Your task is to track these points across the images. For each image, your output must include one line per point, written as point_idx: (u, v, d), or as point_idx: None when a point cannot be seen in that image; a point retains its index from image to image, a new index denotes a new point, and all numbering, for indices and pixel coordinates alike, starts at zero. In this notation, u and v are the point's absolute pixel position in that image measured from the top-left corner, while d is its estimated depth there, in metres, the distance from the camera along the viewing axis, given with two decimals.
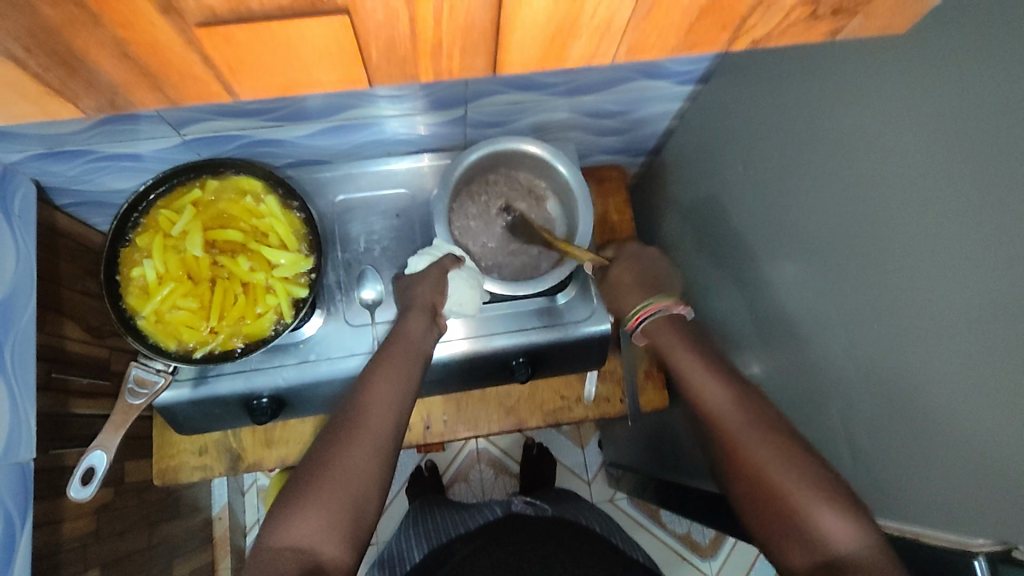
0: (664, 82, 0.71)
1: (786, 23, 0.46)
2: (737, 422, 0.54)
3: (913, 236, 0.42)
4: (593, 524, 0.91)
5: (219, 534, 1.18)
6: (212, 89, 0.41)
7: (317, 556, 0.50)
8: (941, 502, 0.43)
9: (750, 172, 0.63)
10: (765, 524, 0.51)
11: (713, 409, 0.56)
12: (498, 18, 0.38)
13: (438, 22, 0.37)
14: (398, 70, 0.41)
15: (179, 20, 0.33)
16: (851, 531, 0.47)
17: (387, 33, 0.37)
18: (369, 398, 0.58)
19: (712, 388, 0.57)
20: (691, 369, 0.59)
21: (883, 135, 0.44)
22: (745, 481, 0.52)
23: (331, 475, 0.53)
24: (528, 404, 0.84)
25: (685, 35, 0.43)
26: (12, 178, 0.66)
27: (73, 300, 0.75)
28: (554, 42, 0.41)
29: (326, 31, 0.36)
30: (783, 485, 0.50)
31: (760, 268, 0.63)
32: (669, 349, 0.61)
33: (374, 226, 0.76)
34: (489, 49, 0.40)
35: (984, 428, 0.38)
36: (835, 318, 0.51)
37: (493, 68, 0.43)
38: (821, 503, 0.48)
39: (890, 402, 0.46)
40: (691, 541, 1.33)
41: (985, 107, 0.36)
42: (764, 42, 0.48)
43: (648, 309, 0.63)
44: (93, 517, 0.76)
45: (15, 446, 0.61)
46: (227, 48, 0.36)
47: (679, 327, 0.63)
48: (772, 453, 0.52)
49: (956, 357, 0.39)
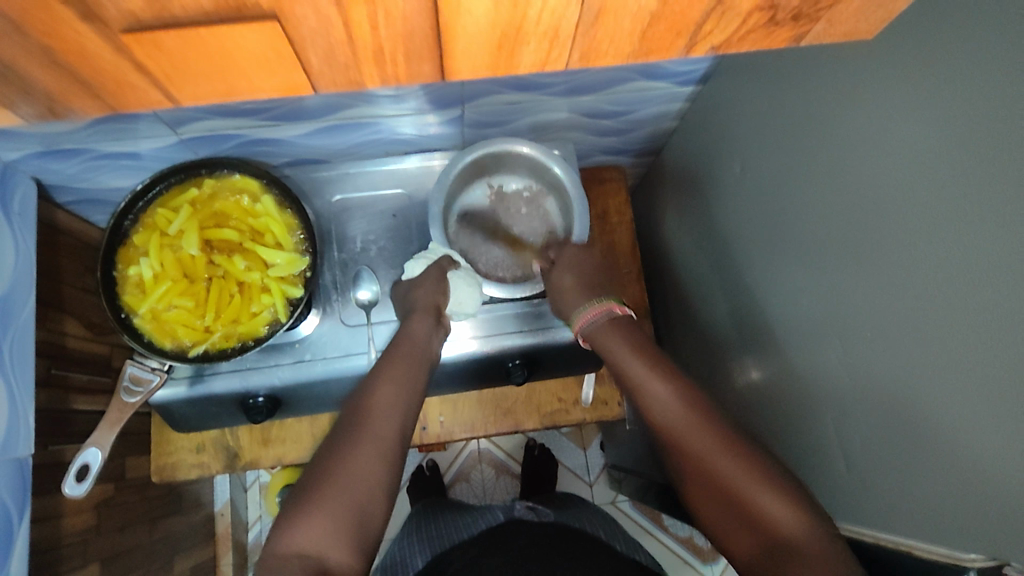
0: (665, 82, 0.70)
1: (744, 29, 0.39)
2: (672, 412, 0.55)
3: (915, 241, 0.41)
4: (597, 531, 0.91)
5: (221, 530, 1.19)
6: (151, 97, 0.37)
7: (323, 560, 0.49)
8: (934, 511, 0.42)
9: (749, 175, 0.62)
10: (717, 519, 0.52)
11: (656, 409, 0.56)
12: (437, 25, 0.34)
13: (375, 27, 0.33)
14: (341, 77, 0.38)
15: (103, 27, 0.30)
16: (794, 515, 0.48)
17: (321, 40, 0.34)
18: (374, 402, 0.58)
19: (652, 382, 0.58)
20: (626, 358, 0.60)
21: (887, 137, 0.43)
22: (684, 469, 0.54)
23: (338, 479, 0.53)
24: (526, 406, 0.83)
25: (640, 42, 0.38)
26: (12, 176, 0.66)
27: (74, 296, 0.76)
28: (502, 50, 0.37)
29: (260, 39, 0.33)
30: (720, 475, 0.51)
31: (759, 273, 0.62)
32: (606, 339, 0.62)
33: (371, 226, 0.76)
34: (434, 56, 0.37)
35: (980, 438, 0.37)
36: (834, 324, 0.50)
37: (443, 75, 0.39)
38: (763, 489, 0.49)
39: (889, 412, 0.45)
40: (693, 544, 1.31)
41: (986, 103, 0.35)
42: (722, 50, 0.41)
43: (586, 314, 0.64)
44: (93, 513, 0.77)
45: (14, 442, 0.62)
46: (161, 56, 0.33)
47: (624, 323, 0.63)
48: (713, 444, 0.53)
49: (958, 365, 0.38)
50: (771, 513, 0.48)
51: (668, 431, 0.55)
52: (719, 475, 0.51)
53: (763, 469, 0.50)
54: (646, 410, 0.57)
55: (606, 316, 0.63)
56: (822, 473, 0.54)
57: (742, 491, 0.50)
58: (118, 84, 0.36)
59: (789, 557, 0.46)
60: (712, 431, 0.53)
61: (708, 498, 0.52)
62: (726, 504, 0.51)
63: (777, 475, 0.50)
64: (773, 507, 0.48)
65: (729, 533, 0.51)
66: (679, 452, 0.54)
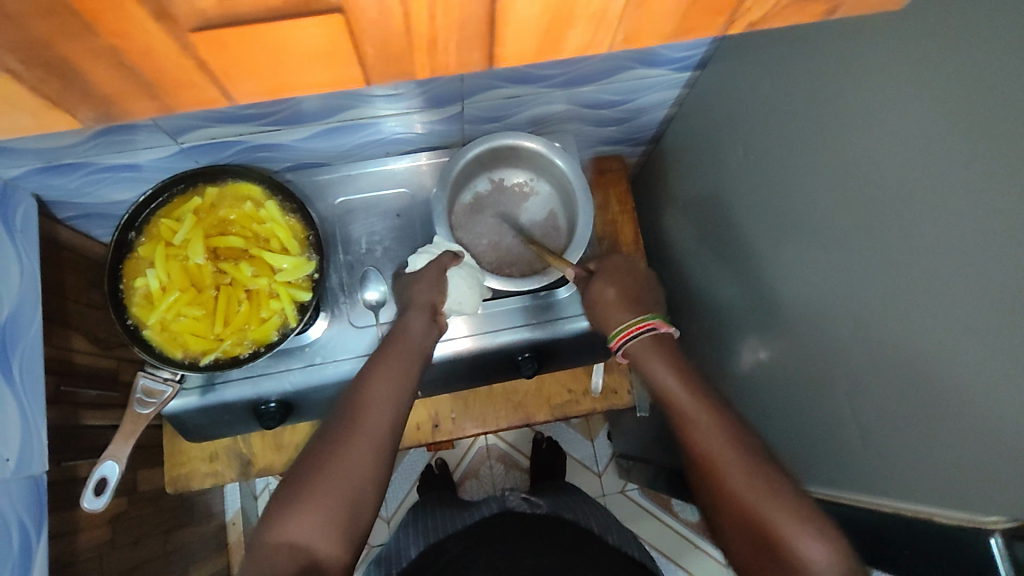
0: (661, 70, 0.70)
1: (781, 5, 0.38)
2: (717, 443, 0.55)
3: (921, 215, 0.41)
4: (589, 522, 0.91)
5: (234, 539, 1.19)
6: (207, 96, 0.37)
7: (313, 552, 0.50)
8: (949, 479, 0.42)
9: (751, 157, 0.63)
10: (748, 550, 0.52)
11: (702, 442, 0.56)
12: (492, 11, 0.34)
13: (432, 16, 0.34)
14: (394, 70, 0.38)
15: (171, 25, 0.31)
16: (829, 556, 0.48)
17: (380, 32, 0.34)
18: (368, 396, 0.57)
19: (698, 412, 0.57)
20: (672, 387, 0.59)
21: (889, 115, 0.44)
22: (720, 499, 0.54)
23: (332, 473, 0.53)
24: (536, 397, 0.84)
25: (681, 17, 0.38)
26: (13, 194, 0.66)
27: (79, 312, 0.76)
28: (550, 33, 0.37)
29: (321, 34, 0.33)
30: (760, 510, 0.51)
31: (764, 254, 0.63)
32: (649, 363, 0.61)
33: (375, 226, 0.76)
34: (483, 45, 0.37)
35: (993, 402, 0.38)
36: (843, 300, 0.51)
37: (491, 63, 0.40)
38: (802, 529, 0.49)
39: (901, 382, 0.45)
40: (703, 528, 1.32)
41: (999, 73, 0.36)
42: (765, 22, 0.41)
43: (629, 330, 0.63)
44: (107, 527, 0.77)
45: (29, 460, 0.62)
46: (226, 53, 0.34)
47: (666, 344, 0.63)
48: (753, 476, 0.53)
49: (967, 331, 0.39)
50: (808, 553, 0.49)
51: (710, 460, 0.55)
52: (758, 509, 0.51)
53: (801, 507, 0.51)
54: (688, 437, 0.57)
55: (650, 334, 0.62)
56: (837, 449, 0.55)
57: (781, 527, 0.50)
58: (174, 84, 0.36)
59: None
60: (753, 464, 0.53)
61: (743, 531, 0.52)
62: (759, 536, 0.51)
63: (813, 511, 0.50)
64: (805, 543, 0.49)
65: (759, 565, 0.51)
66: (716, 484, 0.54)
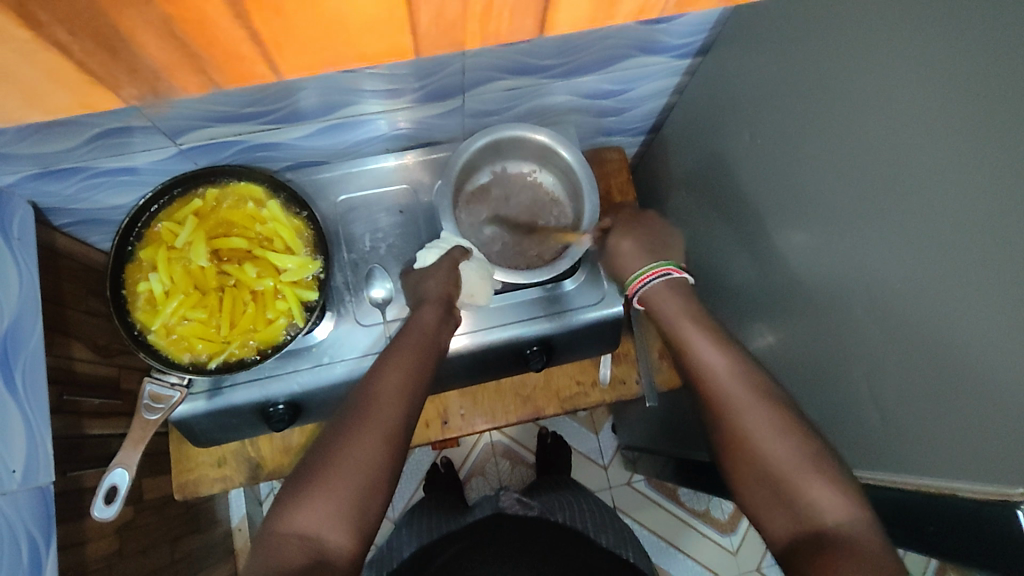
0: (662, 57, 0.70)
1: None
2: (734, 388, 0.55)
3: (935, 190, 0.42)
4: (582, 525, 0.90)
5: (241, 544, 1.17)
6: (256, 71, 0.42)
7: (323, 544, 0.50)
8: (967, 450, 0.43)
9: (757, 141, 0.63)
10: (758, 496, 0.52)
11: (717, 385, 0.56)
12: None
13: None
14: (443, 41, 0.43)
15: None
16: (841, 505, 0.48)
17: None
18: (381, 388, 0.57)
19: (717, 358, 0.57)
20: (691, 333, 0.59)
21: (902, 92, 0.44)
22: (733, 445, 0.54)
23: (344, 464, 0.52)
24: (545, 391, 0.84)
25: None
26: (9, 201, 0.65)
27: (79, 319, 0.75)
28: None
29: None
30: (775, 457, 0.51)
31: (773, 237, 0.63)
32: (668, 310, 0.61)
33: (379, 224, 0.75)
34: (537, 10, 0.40)
35: (1013, 371, 0.38)
36: (857, 278, 0.51)
37: (541, 31, 0.43)
38: (815, 477, 0.49)
39: (918, 357, 0.46)
40: (710, 517, 1.33)
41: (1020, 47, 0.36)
42: None
43: (643, 276, 0.63)
44: (115, 536, 0.76)
45: (35, 470, 0.61)
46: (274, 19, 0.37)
47: (684, 293, 0.62)
48: (770, 422, 0.52)
49: (986, 302, 0.39)
50: (820, 500, 0.48)
51: (726, 405, 0.55)
52: (773, 454, 0.51)
53: (819, 457, 0.50)
54: (705, 384, 0.57)
55: (663, 280, 0.62)
56: (853, 428, 0.55)
57: (796, 475, 0.50)
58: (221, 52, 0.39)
59: (831, 544, 0.46)
60: (774, 410, 0.53)
61: (755, 478, 0.52)
62: (771, 482, 0.51)
63: (834, 466, 0.50)
64: (820, 492, 0.49)
65: (767, 512, 0.51)
66: (729, 427, 0.54)
